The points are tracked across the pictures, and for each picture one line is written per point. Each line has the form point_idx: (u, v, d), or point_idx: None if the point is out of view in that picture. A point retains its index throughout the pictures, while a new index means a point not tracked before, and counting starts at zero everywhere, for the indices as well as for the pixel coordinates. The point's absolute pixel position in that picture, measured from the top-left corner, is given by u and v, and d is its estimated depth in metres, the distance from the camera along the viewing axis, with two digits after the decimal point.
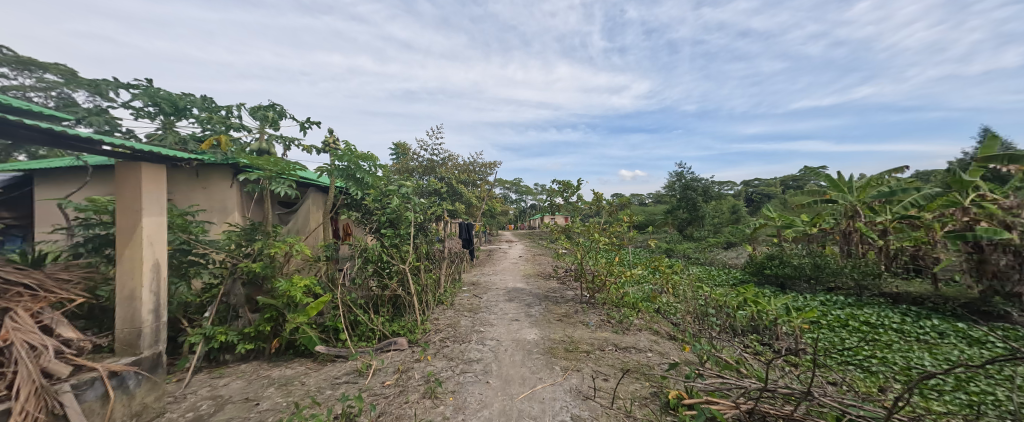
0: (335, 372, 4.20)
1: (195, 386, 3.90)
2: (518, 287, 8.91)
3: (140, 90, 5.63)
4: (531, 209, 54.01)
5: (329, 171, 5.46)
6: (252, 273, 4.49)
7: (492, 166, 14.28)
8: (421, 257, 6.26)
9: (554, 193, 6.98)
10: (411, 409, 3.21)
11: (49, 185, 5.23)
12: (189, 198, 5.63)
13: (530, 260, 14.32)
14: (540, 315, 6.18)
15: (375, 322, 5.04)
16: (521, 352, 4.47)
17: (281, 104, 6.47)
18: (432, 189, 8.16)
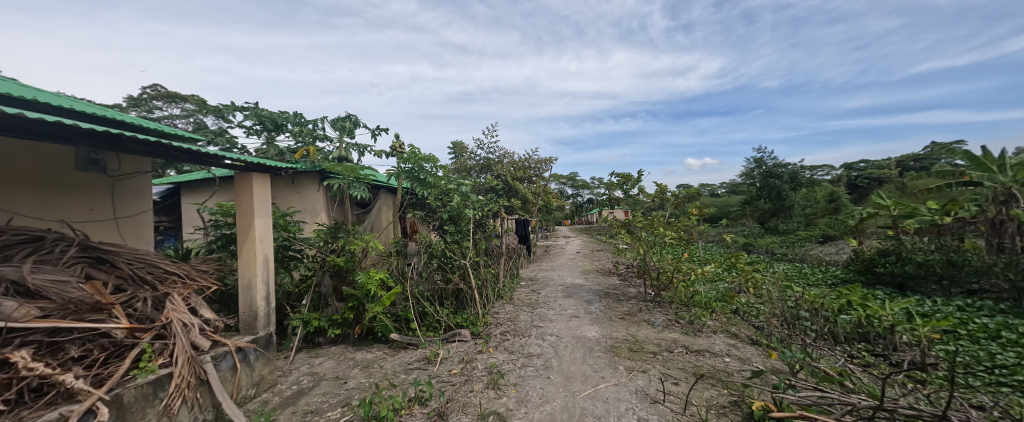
0: (407, 358, 4.58)
1: (298, 364, 4.55)
2: (577, 283, 8.76)
3: (250, 111, 6.68)
4: (588, 204, 52.57)
5: (397, 173, 5.93)
6: (338, 266, 5.09)
7: (547, 161, 14.18)
8: (481, 252, 6.50)
9: (613, 186, 6.68)
10: (476, 397, 3.36)
11: (190, 194, 6.48)
12: (287, 201, 6.54)
13: (588, 256, 13.96)
14: (601, 312, 6.01)
15: (441, 314, 5.37)
16: (582, 350, 4.39)
17: (355, 115, 7.18)
18: (488, 187, 8.38)
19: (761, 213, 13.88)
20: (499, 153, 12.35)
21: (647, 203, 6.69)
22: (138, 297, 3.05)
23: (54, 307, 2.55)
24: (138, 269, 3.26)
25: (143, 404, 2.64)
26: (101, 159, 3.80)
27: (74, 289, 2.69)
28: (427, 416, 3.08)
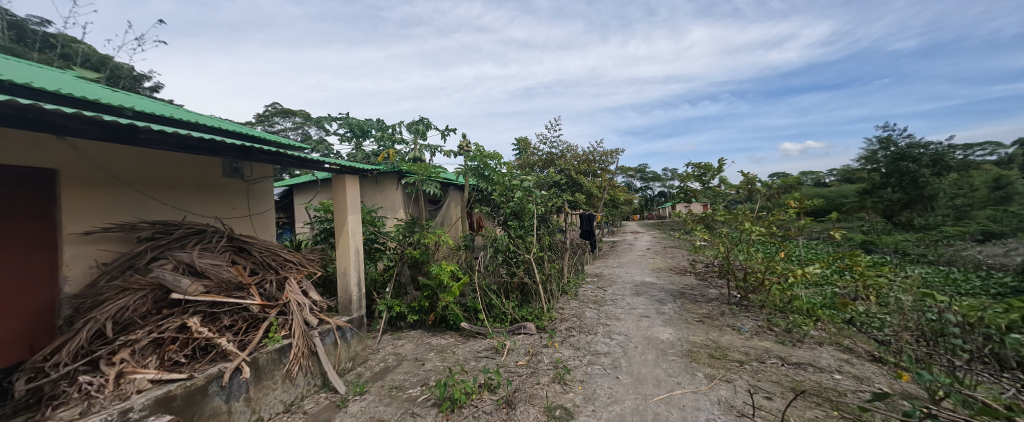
0: (476, 347, 4.83)
1: (384, 344, 5.13)
2: (648, 281, 8.25)
3: (342, 121, 7.63)
4: (659, 197, 49.01)
5: (465, 171, 6.24)
6: (415, 258, 5.58)
7: (614, 153, 13.53)
8: (544, 247, 6.52)
9: (688, 177, 6.13)
10: (542, 390, 3.41)
11: (300, 194, 7.68)
12: (371, 199, 7.34)
13: (660, 253, 13.02)
14: (675, 314, 5.58)
15: (507, 307, 5.54)
16: (653, 352, 4.14)
17: (427, 118, 7.72)
18: (552, 182, 8.33)
19: (886, 204, 11.40)
20: (563, 147, 12.18)
21: (731, 194, 5.98)
22: (267, 279, 3.72)
23: (213, 285, 3.26)
24: (266, 256, 3.97)
25: (271, 367, 3.26)
26: (240, 167, 4.66)
27: (225, 270, 3.40)
28: (496, 403, 3.22)
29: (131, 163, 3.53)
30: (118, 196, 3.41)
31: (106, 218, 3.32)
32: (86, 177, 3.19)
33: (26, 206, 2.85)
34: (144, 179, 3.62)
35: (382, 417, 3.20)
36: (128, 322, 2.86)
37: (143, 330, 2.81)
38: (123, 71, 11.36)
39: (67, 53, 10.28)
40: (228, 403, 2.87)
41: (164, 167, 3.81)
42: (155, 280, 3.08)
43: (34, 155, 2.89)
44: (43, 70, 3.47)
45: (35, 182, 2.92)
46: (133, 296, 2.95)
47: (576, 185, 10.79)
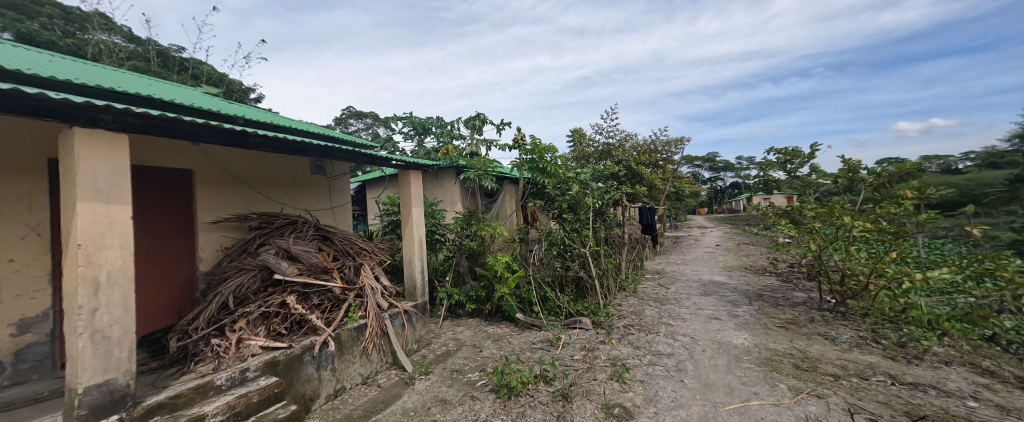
0: (532, 338, 4.90)
1: (445, 329, 5.45)
2: (717, 281, 7.57)
3: (406, 120, 8.16)
4: (730, 188, 44.42)
5: (519, 165, 6.28)
6: (473, 249, 5.81)
7: (678, 141, 12.52)
8: (601, 241, 6.32)
9: (769, 166, 5.46)
10: (600, 387, 3.34)
11: (371, 189, 8.44)
12: (432, 193, 7.77)
13: (733, 250, 11.82)
14: (751, 317, 5.04)
15: (562, 300, 5.51)
16: (724, 358, 3.79)
17: (484, 113, 7.90)
18: (609, 174, 8.00)
19: None
20: (621, 137, 11.62)
21: (824, 184, 5.17)
22: (346, 265, 4.17)
23: (304, 268, 3.75)
24: (345, 243, 4.44)
25: (351, 343, 3.67)
26: (324, 165, 5.24)
27: (313, 256, 3.89)
28: (552, 395, 3.24)
29: (244, 163, 4.18)
30: (235, 192, 4.08)
31: (227, 210, 3.99)
32: (213, 175, 3.86)
33: (174, 199, 3.55)
34: (253, 177, 4.27)
35: (444, 397, 3.41)
36: (243, 296, 3.43)
37: (254, 304, 3.34)
38: (236, 86, 13.52)
39: (196, 73, 12.53)
40: (318, 372, 3.29)
41: (267, 166, 4.45)
42: (262, 263, 3.63)
43: (177, 158, 3.57)
44: (179, 88, 4.23)
45: (179, 181, 3.62)
46: (247, 276, 3.52)
47: (636, 176, 10.18)
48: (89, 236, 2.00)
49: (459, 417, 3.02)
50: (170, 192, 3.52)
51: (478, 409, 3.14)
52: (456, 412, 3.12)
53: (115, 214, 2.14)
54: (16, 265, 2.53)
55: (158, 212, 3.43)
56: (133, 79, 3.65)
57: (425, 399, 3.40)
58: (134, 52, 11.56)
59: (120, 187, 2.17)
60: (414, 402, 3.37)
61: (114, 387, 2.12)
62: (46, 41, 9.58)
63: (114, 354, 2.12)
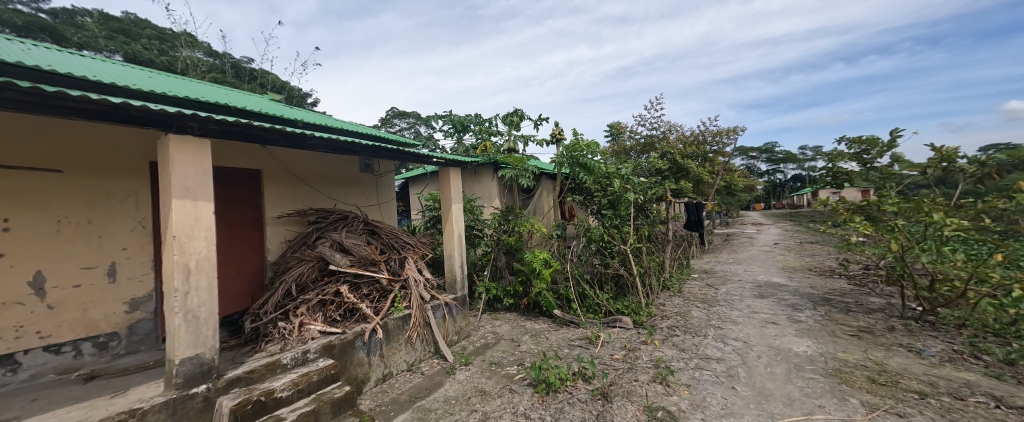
0: (569, 335, 4.85)
1: (483, 323, 5.57)
2: (774, 282, 6.97)
3: (446, 118, 8.36)
4: (790, 182, 40.50)
5: (557, 160, 6.20)
6: (510, 245, 5.88)
7: (730, 131, 11.62)
8: (643, 239, 6.07)
9: (839, 156, 4.90)
10: (642, 388, 3.23)
11: (414, 186, 8.81)
12: (470, 189, 7.92)
13: (793, 250, 10.78)
14: (814, 324, 4.57)
15: (601, 298, 5.39)
16: (782, 366, 3.48)
17: (521, 108, 7.86)
18: (652, 168, 7.64)
19: None
20: (665, 128, 11.03)
21: (911, 175, 4.52)
22: (392, 258, 4.40)
23: (355, 260, 4.02)
24: (391, 237, 4.69)
25: (397, 331, 3.88)
26: (371, 163, 5.52)
27: (363, 249, 4.15)
28: (591, 393, 3.19)
29: (303, 163, 4.55)
30: (295, 189, 4.46)
31: (289, 205, 4.38)
32: (277, 174, 4.25)
33: (246, 197, 3.96)
34: (310, 175, 4.63)
35: (484, 388, 3.50)
36: (304, 285, 3.76)
37: (313, 292, 3.65)
38: (296, 92, 14.79)
39: (263, 82, 13.85)
40: (368, 357, 3.53)
41: (321, 165, 4.79)
42: (318, 254, 3.95)
43: (248, 160, 3.97)
44: (246, 95, 4.66)
45: (249, 180, 4.02)
46: (306, 266, 3.85)
47: (682, 170, 9.56)
48: (181, 228, 2.31)
49: (498, 409, 3.09)
50: (243, 190, 3.93)
51: (516, 402, 3.18)
52: (495, 404, 3.18)
53: (202, 209, 2.44)
54: (128, 252, 2.98)
55: (233, 207, 3.83)
56: (212, 90, 4.11)
57: (465, 389, 3.51)
58: (213, 66, 13.02)
59: (205, 186, 2.47)
60: (455, 391, 3.50)
61: (203, 360, 2.44)
62: (147, 60, 11.15)
63: (202, 331, 2.43)
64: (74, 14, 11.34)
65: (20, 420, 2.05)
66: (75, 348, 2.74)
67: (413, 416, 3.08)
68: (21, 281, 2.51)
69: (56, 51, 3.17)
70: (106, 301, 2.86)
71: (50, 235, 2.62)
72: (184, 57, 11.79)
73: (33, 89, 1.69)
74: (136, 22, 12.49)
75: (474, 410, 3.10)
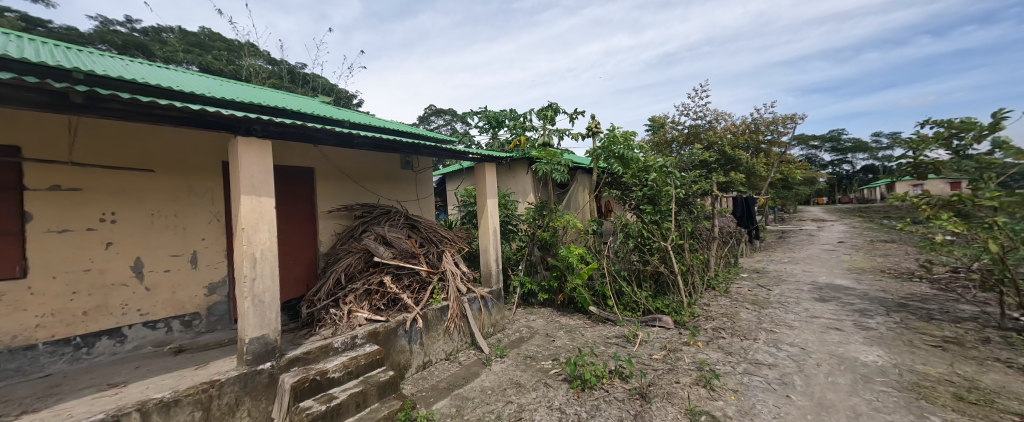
0: (606, 333, 4.76)
1: (518, 317, 5.62)
2: (838, 285, 6.32)
3: (481, 114, 8.44)
4: (858, 174, 36.36)
5: (593, 154, 6.07)
6: (545, 240, 5.87)
7: (787, 119, 10.62)
8: (686, 235, 5.77)
9: (921, 143, 4.32)
10: (683, 391, 3.10)
11: (451, 181, 9.04)
12: (505, 185, 7.97)
13: (861, 249, 9.68)
14: (887, 332, 4.09)
15: (639, 296, 5.21)
16: (846, 376, 3.17)
17: (556, 102, 7.75)
18: (696, 161, 7.21)
19: None
20: (711, 118, 10.34)
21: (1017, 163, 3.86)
22: (431, 251, 4.57)
23: (397, 252, 4.22)
24: (430, 231, 4.86)
25: (436, 321, 4.04)
26: (411, 160, 5.73)
27: (403, 242, 4.35)
28: (629, 392, 3.12)
29: (350, 160, 4.85)
30: (344, 185, 4.77)
31: (338, 201, 4.69)
32: (328, 172, 4.57)
33: (302, 192, 4.30)
34: (357, 172, 4.93)
35: (519, 381, 3.54)
36: (352, 275, 4.03)
37: (359, 282, 3.91)
38: (343, 94, 15.71)
39: (314, 85, 14.87)
40: (410, 345, 3.71)
41: (366, 162, 5.06)
42: (364, 247, 4.21)
43: (303, 158, 4.31)
44: (301, 99, 5.03)
45: (304, 177, 4.35)
46: (354, 257, 4.12)
47: (730, 162, 8.92)
48: (249, 221, 2.57)
49: (533, 402, 3.11)
50: (299, 186, 4.27)
51: (552, 396, 3.19)
52: (531, 397, 3.21)
53: (265, 204, 2.69)
54: (206, 242, 3.37)
55: (290, 202, 4.18)
56: (273, 95, 4.49)
57: (500, 380, 3.58)
58: (271, 72, 14.18)
59: (268, 183, 2.71)
60: (491, 382, 3.57)
61: (268, 340, 2.70)
62: (219, 70, 12.42)
63: (267, 314, 2.69)
64: (160, 32, 12.88)
65: (127, 384, 2.40)
66: (167, 325, 3.16)
67: (452, 403, 3.20)
68: (125, 266, 2.93)
69: (149, 66, 3.64)
70: (190, 284, 3.27)
71: (146, 227, 3.03)
72: (248, 66, 12.97)
73: (131, 100, 1.95)
74: (209, 35, 13.92)
75: (510, 401, 3.15)
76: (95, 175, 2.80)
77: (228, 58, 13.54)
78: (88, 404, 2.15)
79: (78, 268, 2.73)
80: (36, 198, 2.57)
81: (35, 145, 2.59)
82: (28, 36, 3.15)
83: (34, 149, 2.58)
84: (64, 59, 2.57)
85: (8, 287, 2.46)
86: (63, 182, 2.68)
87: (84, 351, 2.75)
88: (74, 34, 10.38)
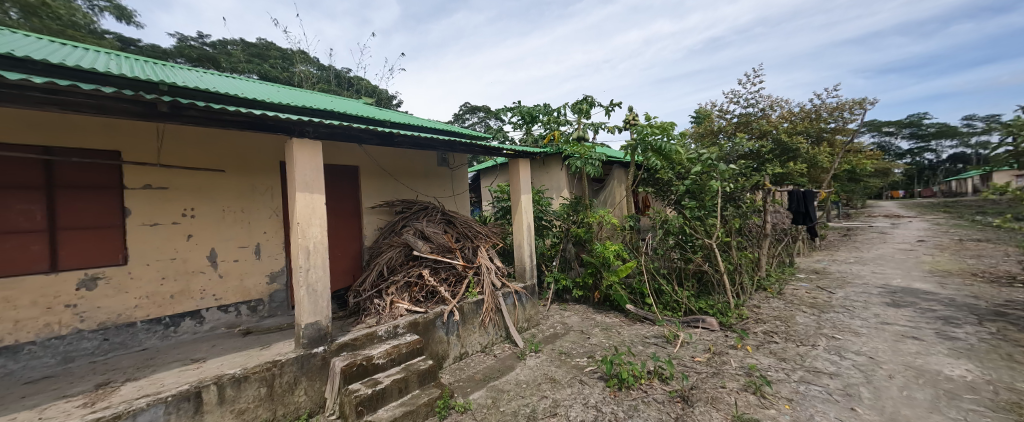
0: (644, 332, 4.61)
1: (553, 313, 5.60)
2: (916, 289, 5.61)
3: (515, 110, 8.42)
4: (942, 164, 31.92)
5: (630, 147, 5.85)
6: (579, 236, 5.79)
7: (855, 103, 9.53)
8: (733, 232, 5.41)
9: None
10: (729, 396, 2.92)
11: (485, 177, 9.16)
12: (539, 180, 7.94)
13: (947, 249, 8.49)
14: (979, 343, 3.57)
15: (680, 295, 4.98)
16: (924, 391, 2.82)
17: (591, 95, 7.56)
18: (745, 152, 6.70)
19: None
20: (764, 105, 9.56)
21: None
22: (466, 246, 4.68)
23: (434, 247, 4.37)
24: (466, 226, 4.97)
25: (472, 314, 4.14)
26: (447, 157, 5.86)
27: (440, 237, 4.49)
28: (669, 394, 3.01)
29: (391, 158, 5.08)
30: (386, 182, 5.01)
31: (380, 197, 4.94)
32: (371, 170, 4.82)
33: (347, 189, 4.57)
34: (397, 169, 5.15)
35: (554, 376, 3.53)
36: (393, 267, 4.25)
37: (400, 275, 4.10)
38: (383, 95, 16.44)
39: (357, 88, 15.72)
40: (447, 336, 3.84)
41: (405, 159, 5.26)
42: (404, 241, 4.41)
43: (349, 157, 4.57)
44: (346, 101, 5.33)
45: (349, 175, 4.62)
46: (395, 251, 4.34)
47: (786, 153, 8.17)
48: (303, 217, 2.78)
49: (568, 398, 3.10)
50: (345, 183, 4.54)
51: (587, 394, 3.15)
52: (566, 393, 3.20)
53: (317, 200, 2.89)
54: (267, 235, 3.70)
55: (338, 199, 4.46)
56: (321, 98, 4.81)
57: (535, 375, 3.60)
58: (319, 77, 15.16)
59: (319, 181, 2.91)
60: (526, 376, 3.60)
61: (320, 326, 2.91)
62: (275, 77, 13.54)
63: (320, 302, 2.91)
64: (226, 44, 14.25)
65: (206, 360, 2.72)
66: (237, 309, 3.52)
67: (487, 395, 3.27)
68: (202, 255, 3.30)
69: (216, 76, 4.03)
70: (255, 272, 3.62)
71: (219, 221, 3.38)
72: (301, 72, 14.01)
73: (205, 108, 2.18)
74: (267, 45, 15.18)
75: (545, 396, 3.16)
76: (177, 175, 3.17)
77: (284, 66, 14.71)
78: (176, 375, 2.47)
79: (166, 257, 3.11)
80: (133, 196, 2.97)
81: (131, 150, 2.98)
82: (121, 54, 3.61)
83: (129, 153, 2.98)
84: (151, 74, 2.92)
85: (115, 272, 2.89)
86: (153, 182, 3.06)
87: (172, 330, 3.15)
88: (159, 51, 11.81)
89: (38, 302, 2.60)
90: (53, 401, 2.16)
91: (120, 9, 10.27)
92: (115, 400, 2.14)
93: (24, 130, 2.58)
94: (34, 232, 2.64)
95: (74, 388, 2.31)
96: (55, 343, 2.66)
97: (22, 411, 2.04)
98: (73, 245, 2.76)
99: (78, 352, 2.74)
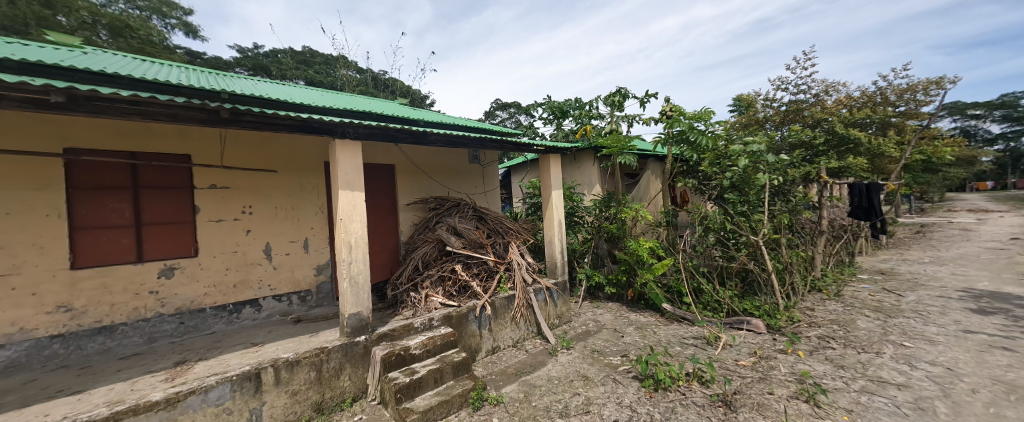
0: (682, 332, 4.42)
1: (585, 310, 5.52)
2: (1008, 293, 4.90)
3: (546, 105, 8.34)
4: None
5: (665, 140, 5.60)
6: (612, 233, 5.65)
7: (931, 84, 8.44)
8: (782, 229, 5.02)
9: None
10: (778, 403, 2.73)
11: (517, 174, 9.19)
12: (570, 176, 7.83)
13: None
14: None
15: (722, 295, 4.71)
16: (1017, 409, 2.47)
17: (624, 87, 7.33)
18: (796, 142, 6.19)
19: None
20: (819, 90, 8.74)
21: None
22: (497, 242, 4.73)
23: (466, 243, 4.48)
24: (497, 223, 5.01)
25: (503, 309, 4.19)
26: (478, 154, 5.92)
27: (472, 233, 4.59)
28: (710, 398, 2.87)
29: (425, 156, 5.22)
30: (420, 180, 5.17)
31: (415, 194, 5.11)
32: (405, 168, 4.99)
33: (385, 186, 4.77)
34: (430, 167, 5.30)
35: (586, 374, 3.49)
36: (428, 262, 4.40)
37: (434, 270, 4.24)
38: (417, 95, 16.97)
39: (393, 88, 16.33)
40: (479, 330, 3.91)
41: (438, 157, 5.39)
42: (438, 237, 4.55)
43: (386, 156, 4.77)
44: (384, 102, 5.55)
45: (386, 173, 4.81)
46: (429, 247, 4.49)
47: (845, 144, 7.44)
48: (345, 214, 2.95)
49: (601, 396, 3.05)
50: (382, 181, 4.75)
51: (621, 393, 3.09)
52: (598, 391, 3.16)
53: (357, 197, 3.05)
54: (314, 231, 3.97)
55: (376, 196, 4.67)
56: (360, 100, 5.04)
57: (567, 372, 3.58)
58: (358, 81, 15.94)
59: (360, 179, 3.07)
60: (557, 372, 3.60)
61: (361, 317, 3.07)
62: (319, 82, 14.44)
63: (362, 294, 3.07)
64: (276, 53, 15.40)
65: (263, 344, 2.99)
66: (289, 299, 3.81)
67: (520, 389, 3.31)
68: (259, 249, 3.60)
69: (268, 83, 4.34)
70: (304, 265, 3.90)
71: (272, 217, 3.67)
72: (342, 76, 14.77)
73: (259, 113, 2.36)
74: (312, 53, 16.20)
75: (577, 393, 3.13)
76: (237, 175, 3.47)
77: (327, 71, 15.65)
78: (239, 357, 2.73)
79: (229, 250, 3.43)
80: (201, 195, 3.31)
81: (198, 153, 3.30)
82: (188, 67, 3.99)
83: (197, 156, 3.30)
84: (214, 84, 3.21)
85: (187, 263, 3.23)
86: (217, 182, 3.38)
87: (235, 316, 3.47)
88: (220, 62, 13.01)
89: (128, 288, 2.99)
90: (142, 375, 2.47)
91: (188, 25, 11.41)
92: (190, 377, 2.41)
93: (114, 138, 2.94)
94: (124, 227, 3.01)
95: (158, 365, 2.63)
96: (142, 324, 3.04)
97: (118, 382, 2.35)
98: (154, 239, 3.12)
99: (160, 333, 3.11)
